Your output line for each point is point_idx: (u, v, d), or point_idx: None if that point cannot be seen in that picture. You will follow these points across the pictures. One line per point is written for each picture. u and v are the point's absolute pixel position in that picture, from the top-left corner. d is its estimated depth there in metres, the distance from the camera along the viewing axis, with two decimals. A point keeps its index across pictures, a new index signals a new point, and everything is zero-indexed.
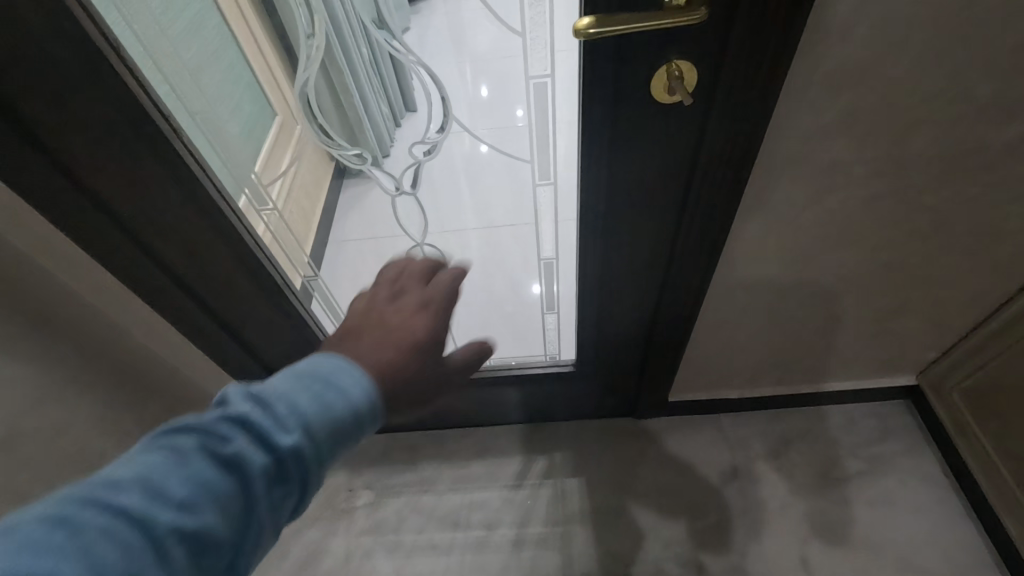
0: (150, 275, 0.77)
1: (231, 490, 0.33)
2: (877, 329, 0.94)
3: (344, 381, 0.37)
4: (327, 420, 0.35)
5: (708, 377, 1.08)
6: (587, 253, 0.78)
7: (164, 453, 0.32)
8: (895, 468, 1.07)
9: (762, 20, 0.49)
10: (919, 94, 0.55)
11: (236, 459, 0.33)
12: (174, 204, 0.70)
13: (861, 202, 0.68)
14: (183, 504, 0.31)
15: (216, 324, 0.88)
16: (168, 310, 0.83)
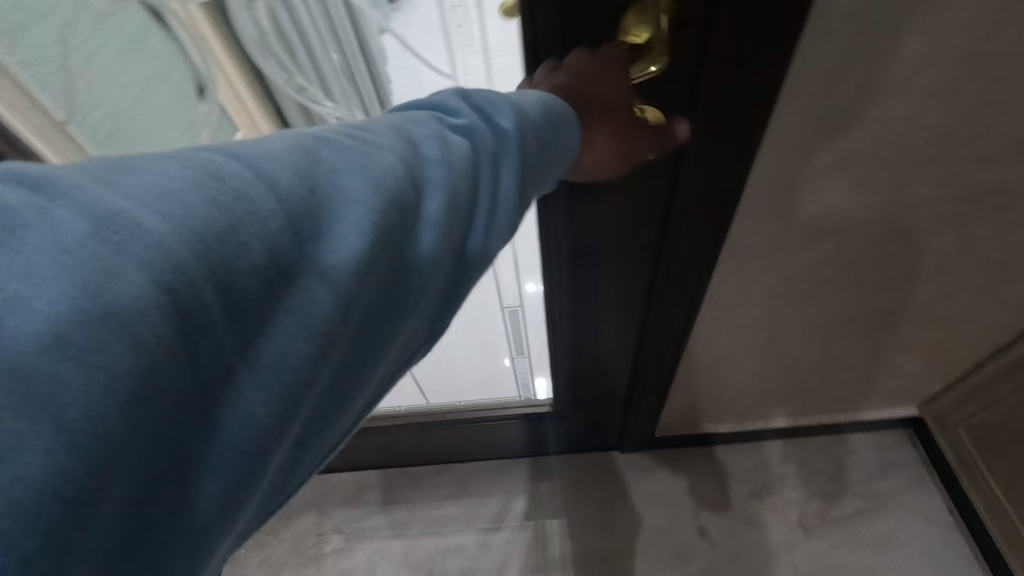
0: None
1: (476, 139, 0.33)
2: (876, 365, 0.87)
3: (553, 107, 0.39)
4: (544, 152, 0.37)
5: (697, 411, 1.01)
6: (560, 291, 0.70)
7: (418, 117, 0.32)
8: (896, 506, 1.01)
9: (743, 55, 0.41)
10: (929, 132, 0.47)
11: (469, 112, 0.34)
12: None
13: (860, 244, 0.60)
14: (447, 141, 0.31)
15: None
16: None
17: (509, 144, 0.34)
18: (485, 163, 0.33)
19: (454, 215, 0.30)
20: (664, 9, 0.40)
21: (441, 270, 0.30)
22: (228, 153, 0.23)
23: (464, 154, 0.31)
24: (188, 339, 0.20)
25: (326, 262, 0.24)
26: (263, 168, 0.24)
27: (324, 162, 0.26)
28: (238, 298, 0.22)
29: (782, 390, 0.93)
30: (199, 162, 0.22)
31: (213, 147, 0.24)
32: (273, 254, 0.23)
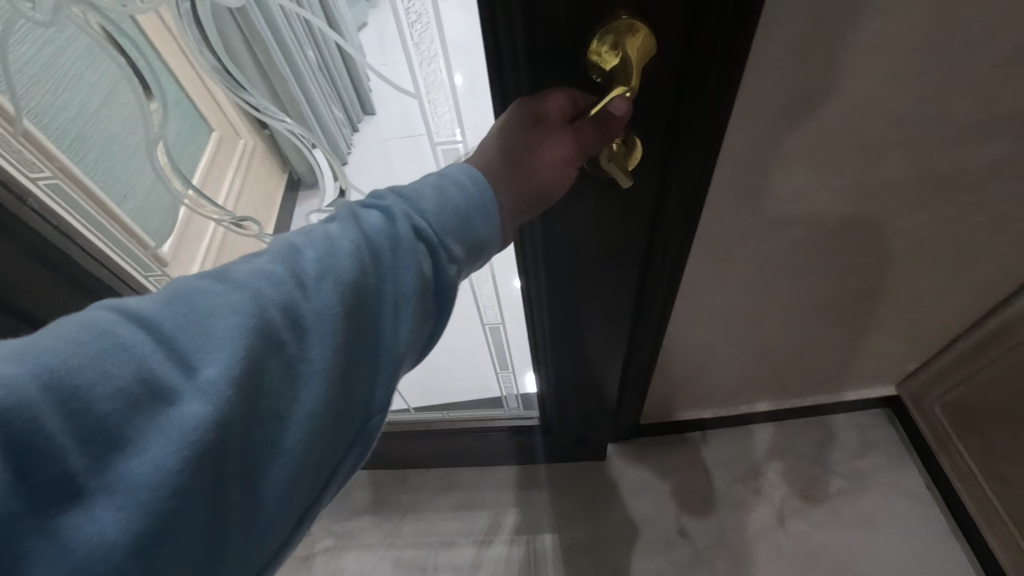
0: None
1: (381, 248, 0.34)
2: (853, 348, 0.88)
3: (472, 183, 0.38)
4: (469, 246, 0.37)
5: (682, 399, 1.02)
6: (544, 311, 0.68)
7: (325, 232, 0.34)
8: (877, 485, 1.03)
9: (697, 62, 0.40)
10: (890, 115, 0.47)
11: (377, 215, 0.35)
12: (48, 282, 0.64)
13: (831, 229, 0.61)
14: (344, 258, 0.33)
15: None
16: None
17: (418, 249, 0.35)
18: (388, 273, 0.34)
19: (341, 333, 0.33)
20: (636, 32, 0.38)
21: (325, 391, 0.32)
22: (126, 305, 0.28)
23: (360, 268, 0.33)
24: (66, 489, 0.25)
25: (197, 398, 0.27)
26: (160, 327, 0.28)
27: (208, 301, 0.29)
28: (115, 436, 0.26)
29: (763, 376, 0.95)
30: (93, 323, 0.26)
31: (121, 304, 0.28)
32: (147, 394, 0.26)
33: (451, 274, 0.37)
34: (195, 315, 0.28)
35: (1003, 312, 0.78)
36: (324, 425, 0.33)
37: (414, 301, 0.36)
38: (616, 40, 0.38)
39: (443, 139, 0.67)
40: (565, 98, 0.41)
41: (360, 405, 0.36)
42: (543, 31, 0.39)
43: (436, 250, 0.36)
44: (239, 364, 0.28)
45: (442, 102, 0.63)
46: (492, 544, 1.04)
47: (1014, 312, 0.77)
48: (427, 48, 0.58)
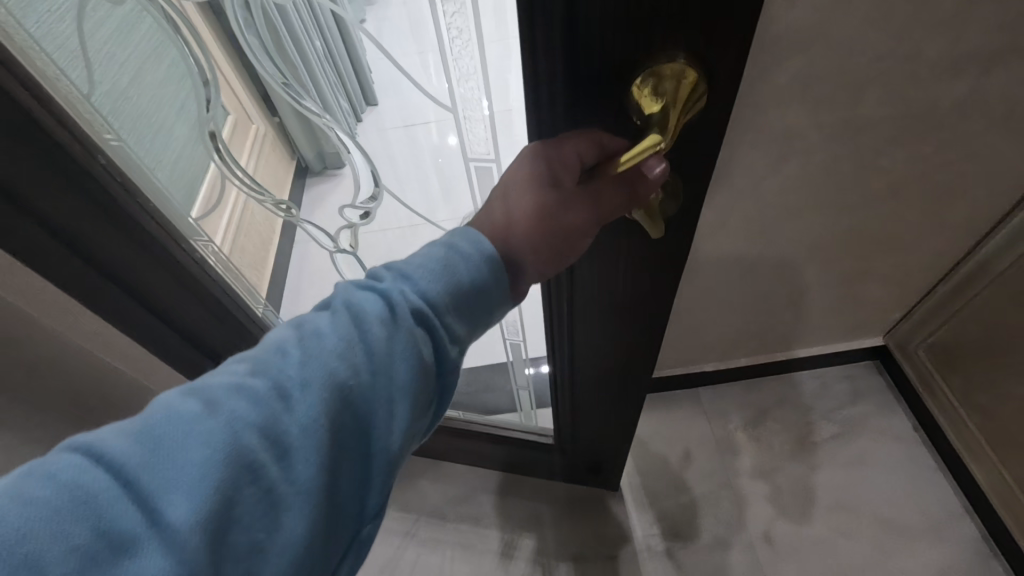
0: (125, 309, 0.73)
1: (372, 338, 0.34)
2: (842, 296, 0.96)
3: (470, 248, 0.38)
4: (467, 321, 0.38)
5: (687, 353, 1.08)
6: (571, 336, 0.65)
7: (313, 328, 0.34)
8: (868, 429, 1.10)
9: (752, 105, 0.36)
10: (872, 52, 0.54)
11: (374, 299, 0.35)
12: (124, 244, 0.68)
13: (821, 167, 0.68)
14: (332, 361, 0.32)
15: (189, 343, 0.84)
16: (151, 343, 0.79)
17: (417, 336, 0.35)
18: (382, 367, 0.34)
19: (327, 450, 0.31)
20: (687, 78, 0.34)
21: (315, 509, 0.31)
22: (91, 442, 0.27)
23: (350, 367, 0.33)
24: None
25: (161, 546, 0.26)
26: (129, 468, 0.27)
27: (183, 428, 0.28)
28: None
29: (759, 326, 1.02)
30: (58, 471, 0.26)
31: (88, 443, 0.27)
32: (109, 543, 0.25)
33: (450, 355, 0.37)
34: (162, 445, 0.28)
35: (977, 253, 0.85)
36: (319, 539, 0.32)
37: (410, 394, 0.35)
38: (664, 81, 0.34)
39: (477, 155, 0.70)
40: (589, 145, 0.38)
41: (353, 520, 0.34)
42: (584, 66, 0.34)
43: (434, 331, 0.36)
44: (212, 500, 0.27)
45: (480, 121, 0.65)
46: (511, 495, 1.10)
47: (987, 253, 0.84)
48: (466, 65, 0.59)
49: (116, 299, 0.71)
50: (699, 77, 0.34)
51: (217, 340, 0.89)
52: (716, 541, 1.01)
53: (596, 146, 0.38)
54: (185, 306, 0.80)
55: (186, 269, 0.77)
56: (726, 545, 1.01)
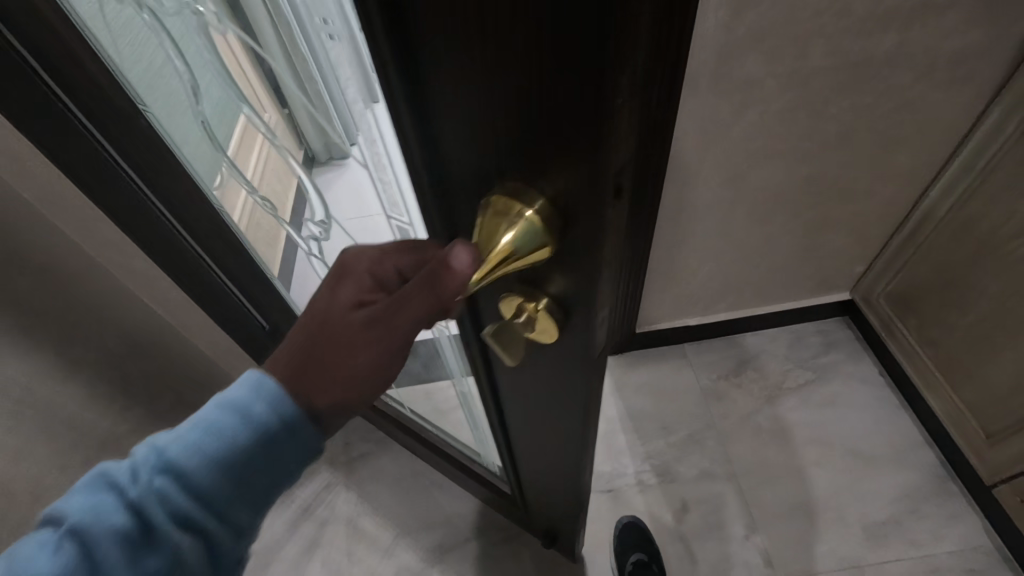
0: (187, 253, 0.79)
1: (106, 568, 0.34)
2: (810, 246, 1.07)
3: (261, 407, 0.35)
4: (246, 509, 0.37)
5: (674, 306, 1.19)
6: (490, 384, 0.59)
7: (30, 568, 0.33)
8: (839, 374, 1.21)
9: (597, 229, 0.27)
10: (812, 8, 0.67)
11: (119, 509, 0.35)
12: (186, 193, 0.73)
13: (779, 116, 0.80)
14: None
15: (238, 291, 0.90)
16: (196, 289, 0.86)
17: (177, 542, 0.35)
18: None
19: None
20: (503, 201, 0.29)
21: None
22: None
23: None
24: None
25: None
26: None
27: None
28: None
29: (738, 278, 1.13)
30: None
31: None
32: None
33: (223, 549, 0.37)
34: None
35: (924, 203, 0.98)
36: None
37: None
38: (497, 215, 0.29)
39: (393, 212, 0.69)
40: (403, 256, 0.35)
41: None
42: (444, 149, 0.31)
43: (208, 534, 0.36)
44: None
45: (390, 183, 0.64)
46: None
47: (932, 202, 0.96)
48: (369, 133, 0.61)
49: (175, 244, 0.77)
50: (545, 216, 0.28)
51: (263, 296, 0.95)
52: (702, 474, 1.11)
53: (427, 255, 0.35)
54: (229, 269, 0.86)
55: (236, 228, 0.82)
56: (709, 477, 1.10)
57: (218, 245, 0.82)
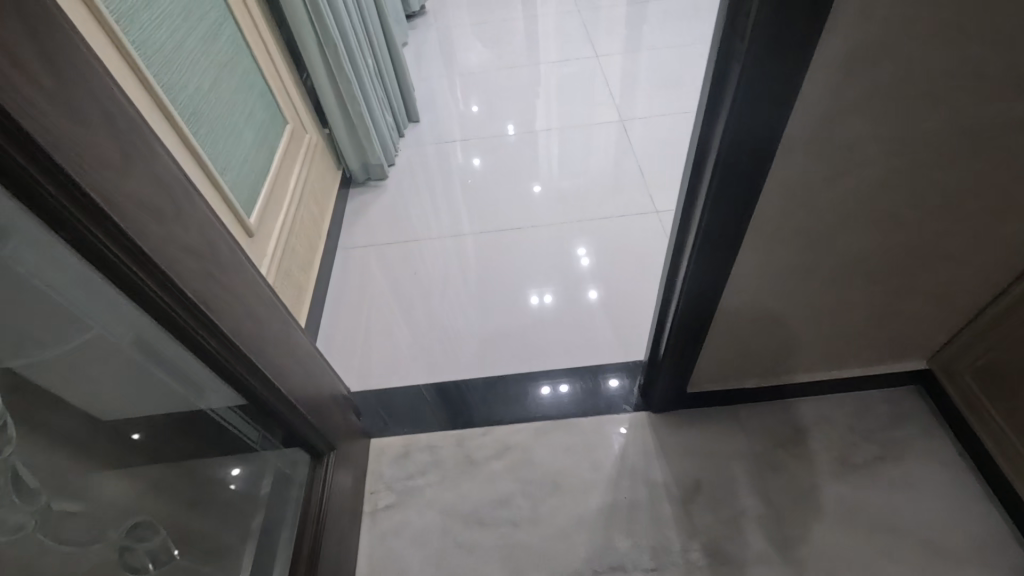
0: (272, 405, 0.82)
1: None
2: (888, 313, 0.97)
3: None
4: None
5: (730, 367, 1.10)
6: None
7: None
8: (911, 451, 1.09)
9: None
10: (936, 72, 0.58)
11: None
12: (207, 377, 0.73)
13: (879, 182, 0.71)
14: None
15: (288, 432, 0.89)
16: (290, 430, 0.89)
17: None
18: None
19: None
20: None
21: None
22: None
23: None
24: None
25: None
26: None
27: None
28: None
29: (804, 341, 1.03)
30: None
31: None
32: None
33: None
34: None
35: None
36: None
37: None
38: None
39: None
40: None
41: None
42: None
43: None
44: None
45: None
46: (548, 502, 1.11)
47: None
48: None
49: (242, 403, 0.80)
50: None
51: (297, 372, 0.90)
52: (756, 557, 1.01)
53: None
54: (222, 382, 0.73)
55: (267, 401, 0.80)
56: (764, 561, 1.00)
57: (248, 407, 0.81)
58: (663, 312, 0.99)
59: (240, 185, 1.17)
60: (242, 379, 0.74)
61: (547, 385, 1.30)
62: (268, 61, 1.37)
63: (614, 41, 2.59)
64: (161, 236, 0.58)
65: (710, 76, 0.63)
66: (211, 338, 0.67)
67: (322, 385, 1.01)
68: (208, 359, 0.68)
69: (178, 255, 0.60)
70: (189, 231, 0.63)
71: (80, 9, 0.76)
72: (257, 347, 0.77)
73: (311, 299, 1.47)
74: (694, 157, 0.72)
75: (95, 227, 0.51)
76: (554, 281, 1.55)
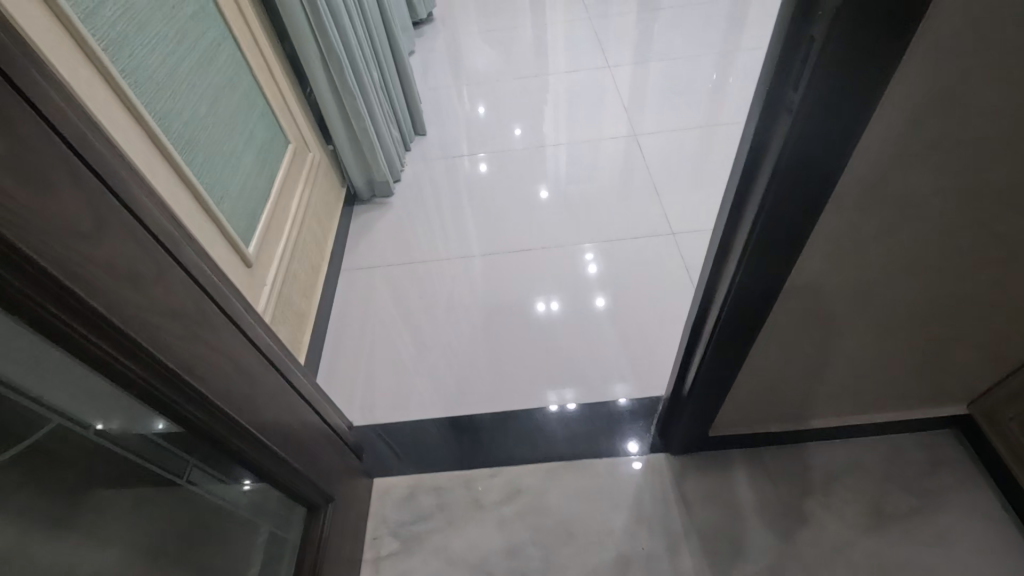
0: (265, 465, 0.76)
1: None
2: (928, 361, 0.90)
3: None
4: None
5: (754, 412, 1.04)
6: None
7: None
8: (950, 503, 1.02)
9: None
10: (1012, 123, 0.51)
11: None
12: (191, 449, 0.66)
13: (934, 234, 0.64)
14: None
15: (283, 489, 0.83)
16: (285, 487, 0.83)
17: None
18: None
19: None
20: None
21: None
22: None
23: None
24: None
25: None
26: None
27: None
28: None
29: (836, 388, 0.96)
30: None
31: None
32: None
33: None
34: None
35: None
36: None
37: None
38: None
39: None
40: None
41: None
42: None
43: None
44: None
45: None
46: (560, 552, 1.04)
47: None
48: None
49: (231, 470, 0.73)
50: None
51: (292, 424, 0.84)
52: None
53: None
54: (204, 447, 0.67)
55: (258, 462, 0.74)
56: None
57: (237, 472, 0.74)
58: (688, 355, 0.94)
59: (240, 213, 1.12)
60: (230, 445, 0.68)
61: (554, 399, 1.28)
62: (269, 79, 1.31)
63: (624, 51, 2.52)
64: (136, 302, 0.53)
65: (751, 124, 0.56)
66: (189, 405, 0.60)
67: (317, 431, 0.96)
68: (188, 427, 0.62)
69: (153, 319, 0.55)
70: (171, 292, 0.58)
71: (62, 39, 0.71)
72: (247, 405, 0.71)
73: (313, 326, 1.42)
74: (729, 207, 0.65)
75: (52, 301, 0.45)
76: (559, 288, 1.53)
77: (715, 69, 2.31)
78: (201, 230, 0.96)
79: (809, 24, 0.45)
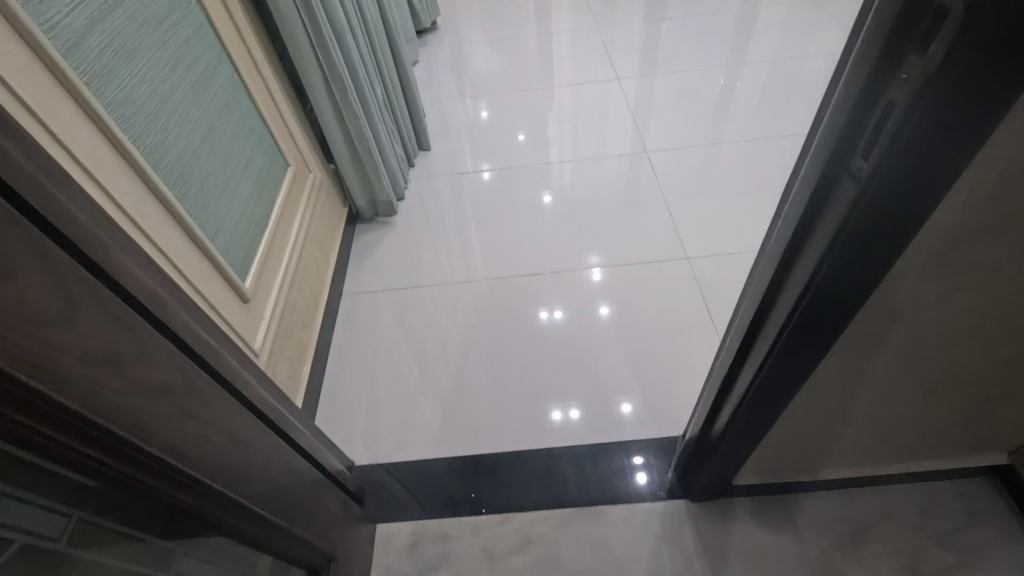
0: (260, 534, 0.70)
1: None
2: (974, 417, 0.84)
3: None
4: None
5: (782, 461, 0.98)
6: None
7: None
8: (991, 561, 0.96)
9: None
10: None
11: None
12: (177, 531, 0.60)
13: (999, 301, 0.58)
14: None
15: (278, 554, 0.77)
16: (283, 552, 0.77)
17: None
18: None
19: None
20: None
21: None
22: None
23: None
24: None
25: None
26: None
27: None
28: None
29: (873, 440, 0.90)
30: None
31: None
32: None
33: None
34: None
35: None
36: None
37: None
38: None
39: None
40: None
41: None
42: None
43: None
44: None
45: None
46: None
47: None
48: None
49: (221, 543, 0.67)
50: None
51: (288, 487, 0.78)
52: None
53: None
54: (192, 528, 0.61)
55: (251, 533, 0.68)
56: None
57: (227, 544, 0.69)
58: (714, 407, 0.88)
59: (236, 247, 1.05)
60: (222, 521, 0.62)
61: (557, 409, 1.27)
62: (267, 100, 1.25)
63: (631, 64, 2.47)
64: (114, 388, 0.47)
65: (799, 185, 0.51)
66: (176, 490, 0.54)
67: (317, 486, 0.90)
68: (175, 512, 0.56)
69: (134, 405, 0.49)
70: (156, 368, 0.52)
71: (44, 78, 0.65)
72: (240, 478, 0.65)
73: (313, 357, 1.36)
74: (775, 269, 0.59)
75: (15, 406, 0.39)
76: (562, 295, 1.52)
77: (726, 83, 2.26)
78: (194, 270, 0.90)
79: (885, 88, 0.38)
